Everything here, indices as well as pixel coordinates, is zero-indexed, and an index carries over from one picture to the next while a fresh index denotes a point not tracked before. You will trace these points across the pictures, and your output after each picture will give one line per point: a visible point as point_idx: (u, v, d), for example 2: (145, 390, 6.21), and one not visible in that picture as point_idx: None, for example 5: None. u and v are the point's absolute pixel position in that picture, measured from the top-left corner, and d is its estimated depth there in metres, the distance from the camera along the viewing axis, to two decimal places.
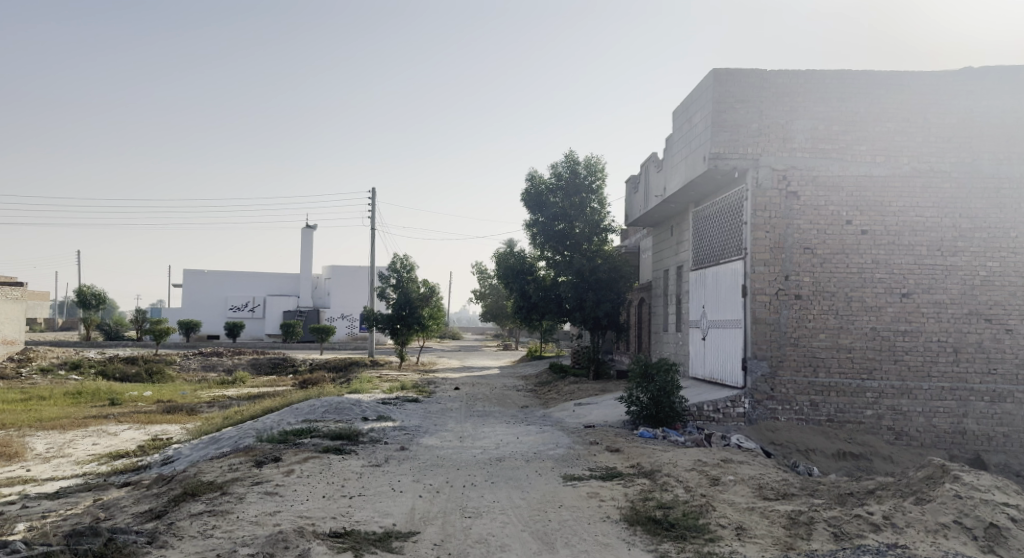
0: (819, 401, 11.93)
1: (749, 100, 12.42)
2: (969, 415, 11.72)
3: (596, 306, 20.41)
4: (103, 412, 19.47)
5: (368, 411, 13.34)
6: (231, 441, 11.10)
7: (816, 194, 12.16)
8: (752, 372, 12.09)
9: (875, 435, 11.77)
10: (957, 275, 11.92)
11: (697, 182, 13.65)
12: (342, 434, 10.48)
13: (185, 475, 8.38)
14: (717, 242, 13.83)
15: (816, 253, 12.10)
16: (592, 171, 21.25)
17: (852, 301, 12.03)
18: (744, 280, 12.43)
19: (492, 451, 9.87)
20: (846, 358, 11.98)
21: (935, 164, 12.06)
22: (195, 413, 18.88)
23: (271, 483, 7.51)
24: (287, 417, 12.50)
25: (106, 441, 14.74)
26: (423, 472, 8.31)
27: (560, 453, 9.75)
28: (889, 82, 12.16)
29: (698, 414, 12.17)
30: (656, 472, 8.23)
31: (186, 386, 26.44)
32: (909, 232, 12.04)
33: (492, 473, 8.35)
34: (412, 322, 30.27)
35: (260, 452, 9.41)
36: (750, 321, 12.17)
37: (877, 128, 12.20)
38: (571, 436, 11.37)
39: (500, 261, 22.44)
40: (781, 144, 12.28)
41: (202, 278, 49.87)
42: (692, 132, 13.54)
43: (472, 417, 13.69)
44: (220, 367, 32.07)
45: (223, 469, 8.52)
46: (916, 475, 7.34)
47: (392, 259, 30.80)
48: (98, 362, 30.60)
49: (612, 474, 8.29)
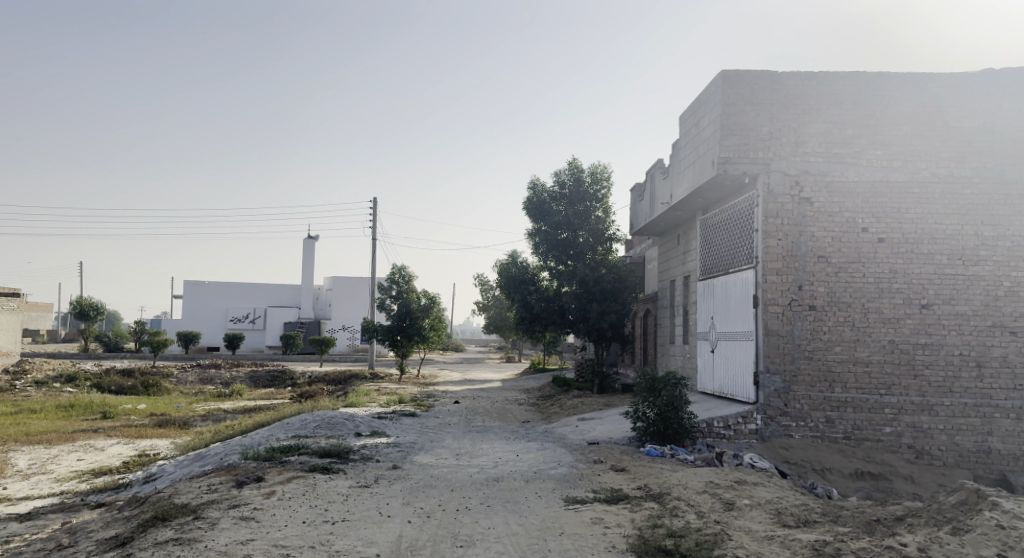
0: (835, 418, 11.33)
1: (760, 103, 11.92)
2: (994, 434, 11.10)
3: (600, 317, 19.84)
4: (93, 426, 18.97)
5: (362, 426, 12.79)
6: (216, 458, 10.58)
7: (831, 201, 11.64)
8: (765, 388, 11.51)
9: (895, 454, 11.16)
10: (980, 286, 11.35)
11: (706, 189, 13.12)
12: (331, 451, 9.91)
13: (159, 496, 7.85)
14: (727, 250, 13.31)
15: (830, 262, 11.56)
16: (597, 179, 20.76)
17: (868, 312, 11.47)
18: (755, 290, 11.87)
19: (490, 471, 9.29)
20: (863, 372, 11.40)
21: (954, 169, 11.52)
22: (188, 427, 18.32)
23: (248, 506, 6.98)
24: (277, 433, 11.93)
25: (92, 457, 14.22)
26: (415, 494, 7.74)
27: (562, 473, 9.17)
28: (905, 84, 11.65)
29: (708, 431, 11.59)
30: (665, 495, 7.64)
31: (182, 399, 25.98)
32: (928, 240, 11.49)
33: (488, 496, 7.78)
34: (412, 334, 29.79)
35: (242, 471, 8.86)
36: (762, 333, 11.60)
37: (893, 132, 11.68)
38: (574, 454, 10.80)
39: (501, 271, 21.87)
40: (794, 149, 11.76)
41: (202, 290, 49.46)
42: (700, 136, 13.04)
43: (470, 434, 13.11)
44: (217, 380, 31.54)
45: (201, 490, 7.97)
46: (948, 499, 6.74)
47: (390, 270, 30.30)
48: (94, 374, 30.08)
49: (617, 496, 7.70)
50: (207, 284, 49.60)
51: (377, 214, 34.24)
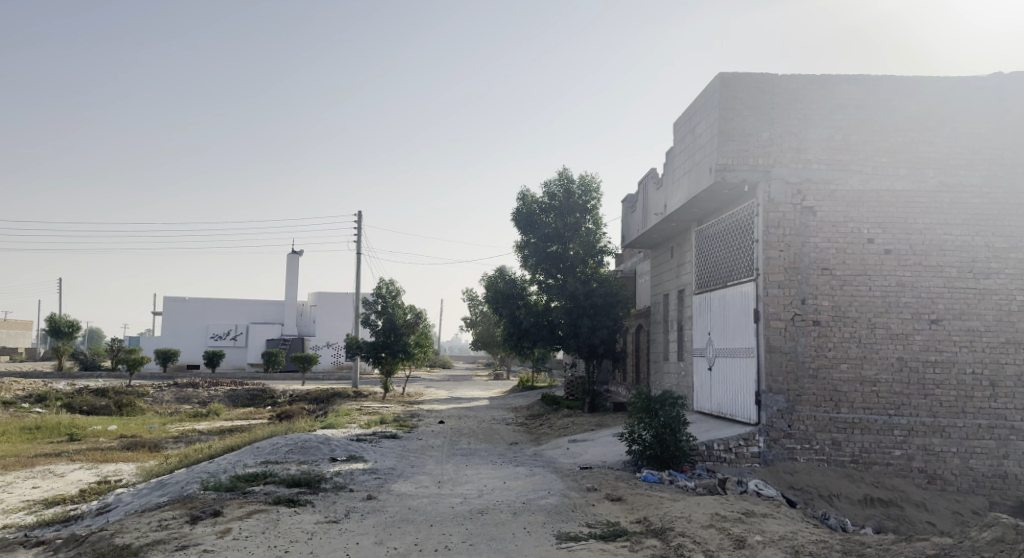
0: (842, 440, 10.65)
1: (759, 107, 11.33)
2: (1010, 457, 10.47)
3: (591, 333, 19.14)
4: (56, 450, 17.89)
5: (338, 450, 11.93)
6: (176, 488, 9.71)
7: (835, 210, 11.05)
8: (767, 408, 10.81)
9: (905, 478, 10.48)
10: (992, 300, 10.78)
11: (703, 198, 12.51)
12: (300, 480, 9.07)
13: (99, 535, 6.97)
14: (724, 263, 12.68)
15: (834, 275, 10.95)
16: (587, 190, 20.13)
17: (875, 328, 10.84)
18: (756, 304, 11.21)
19: (475, 501, 8.50)
20: (870, 391, 10.75)
21: (964, 178, 10.99)
22: (158, 450, 17.32)
23: (197, 548, 6.14)
24: (245, 459, 11.05)
25: (48, 484, 13.25)
26: (389, 531, 6.94)
27: (553, 504, 8.39)
28: (912, 89, 11.12)
29: (708, 454, 10.85)
30: (669, 530, 6.88)
31: (156, 419, 24.91)
32: (937, 252, 10.91)
33: (472, 532, 6.98)
34: (397, 350, 28.89)
35: (199, 503, 7.99)
36: (764, 350, 10.93)
37: (899, 138, 11.13)
38: (565, 480, 10.02)
39: (489, 285, 21.18)
40: (795, 155, 11.17)
41: (182, 306, 48.47)
42: (697, 143, 12.43)
43: (455, 457, 12.30)
44: (195, 400, 30.45)
45: (149, 527, 7.12)
46: (981, 535, 6.04)
47: (377, 284, 29.47)
48: (65, 394, 28.85)
49: (615, 532, 6.94)
50: (187, 300, 48.60)
51: (362, 229, 33.52)
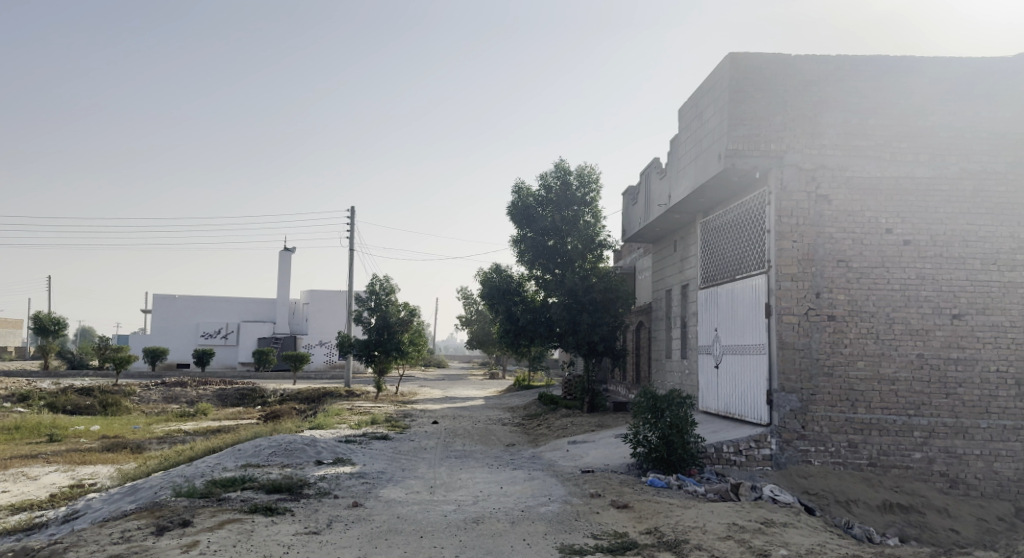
0: (858, 442, 10.04)
1: (771, 89, 10.70)
2: None
3: (591, 329, 18.49)
4: (33, 452, 17.15)
5: (324, 452, 11.24)
6: (148, 494, 9.02)
7: (851, 198, 10.45)
8: (779, 408, 10.20)
9: (926, 483, 9.87)
10: (1018, 294, 10.18)
11: (710, 187, 11.87)
12: (282, 486, 8.41)
13: (53, 549, 6.29)
14: (733, 256, 12.04)
15: (850, 267, 10.34)
16: (585, 182, 19.51)
17: (894, 323, 10.24)
18: (767, 298, 10.59)
19: (469, 509, 7.86)
20: (888, 391, 10.13)
21: (987, 164, 10.41)
22: (140, 452, 16.59)
23: None
24: (225, 461, 10.38)
25: (19, 488, 12.53)
26: (375, 543, 6.27)
27: (554, 511, 7.75)
28: (932, 70, 10.54)
29: (717, 457, 10.23)
30: (684, 544, 6.22)
31: (142, 419, 24.20)
32: (960, 242, 10.30)
33: (465, 545, 6.33)
34: (390, 349, 28.16)
35: (168, 512, 7.32)
36: (776, 346, 10.32)
37: (919, 122, 10.54)
38: (566, 485, 9.39)
39: (485, 281, 20.49)
40: (810, 141, 10.55)
41: (171, 305, 47.63)
42: (705, 129, 11.78)
43: (449, 460, 11.65)
44: (183, 399, 29.75)
45: (110, 539, 6.44)
46: None
47: (370, 280, 28.76)
48: (50, 393, 28.09)
49: (624, 545, 6.28)
50: (176, 299, 47.73)
51: (354, 225, 32.90)
